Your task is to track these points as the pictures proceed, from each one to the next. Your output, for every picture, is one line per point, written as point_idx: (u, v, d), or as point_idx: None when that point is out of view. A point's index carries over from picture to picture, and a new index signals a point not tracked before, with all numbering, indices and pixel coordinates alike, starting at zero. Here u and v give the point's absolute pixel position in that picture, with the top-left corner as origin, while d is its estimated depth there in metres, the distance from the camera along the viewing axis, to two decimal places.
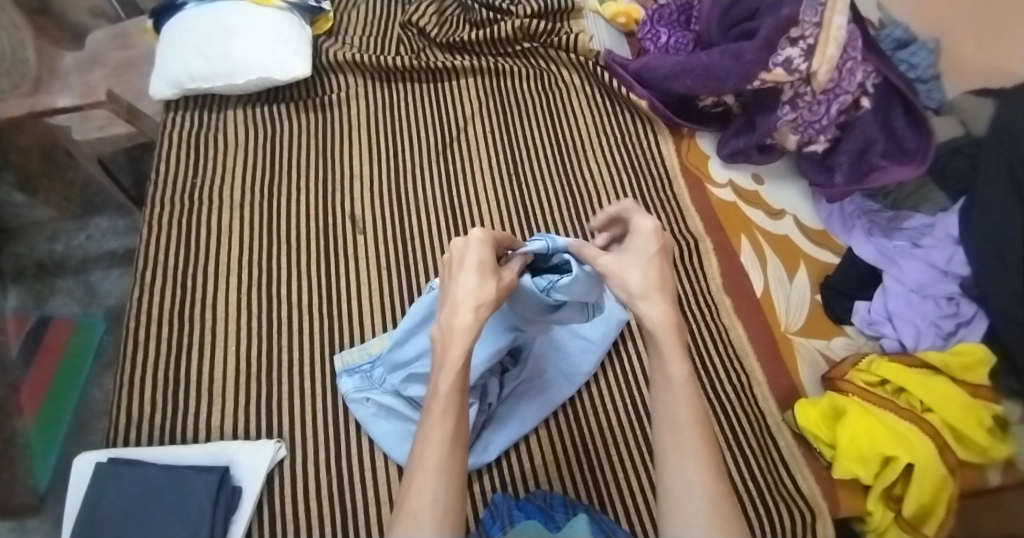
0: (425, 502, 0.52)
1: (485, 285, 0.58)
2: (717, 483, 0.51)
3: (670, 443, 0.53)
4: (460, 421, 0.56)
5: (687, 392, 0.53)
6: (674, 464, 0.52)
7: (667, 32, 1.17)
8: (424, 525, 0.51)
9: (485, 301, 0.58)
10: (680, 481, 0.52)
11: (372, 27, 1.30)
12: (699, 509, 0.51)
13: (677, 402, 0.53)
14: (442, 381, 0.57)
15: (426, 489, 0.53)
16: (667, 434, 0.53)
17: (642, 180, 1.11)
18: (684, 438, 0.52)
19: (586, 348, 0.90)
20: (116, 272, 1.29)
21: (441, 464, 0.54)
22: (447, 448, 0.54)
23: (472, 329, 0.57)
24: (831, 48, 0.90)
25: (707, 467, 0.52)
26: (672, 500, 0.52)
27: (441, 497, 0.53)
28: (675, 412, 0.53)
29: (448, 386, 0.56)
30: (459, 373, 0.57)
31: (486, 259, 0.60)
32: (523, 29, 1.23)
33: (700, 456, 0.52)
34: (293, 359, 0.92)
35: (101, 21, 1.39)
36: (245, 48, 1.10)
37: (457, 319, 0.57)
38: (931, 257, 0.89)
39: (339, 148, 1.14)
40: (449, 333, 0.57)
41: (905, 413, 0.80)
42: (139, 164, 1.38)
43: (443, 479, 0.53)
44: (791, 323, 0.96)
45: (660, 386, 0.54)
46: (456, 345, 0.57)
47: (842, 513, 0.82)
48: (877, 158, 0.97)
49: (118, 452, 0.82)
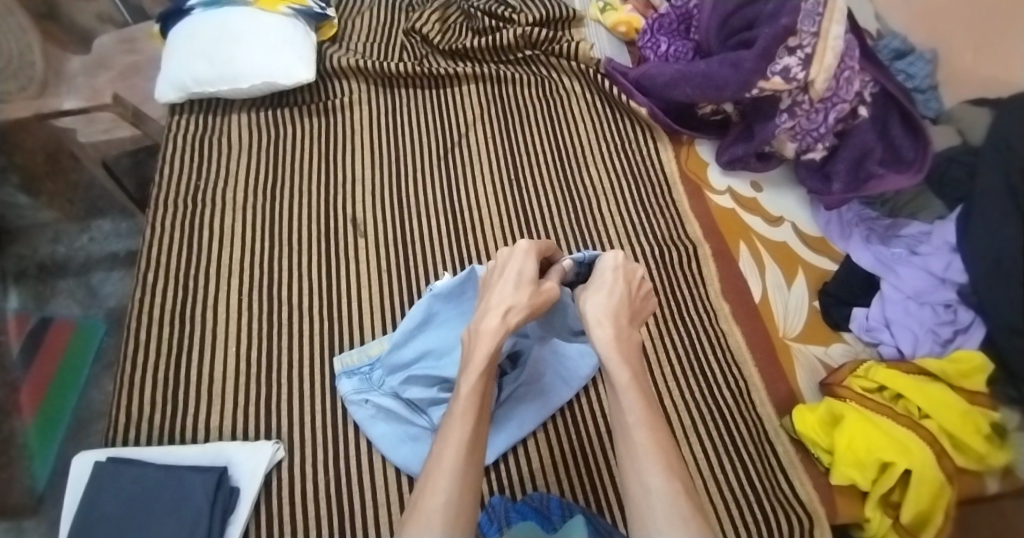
0: (437, 504, 0.55)
1: (516, 293, 0.68)
2: (672, 480, 0.57)
3: (627, 448, 0.60)
4: (478, 423, 0.61)
5: (639, 401, 0.62)
6: (632, 466, 0.59)
7: (667, 41, 1.18)
8: (435, 525, 0.54)
9: (516, 306, 0.67)
10: (639, 481, 0.58)
11: (376, 34, 1.31)
12: (656, 502, 0.56)
13: (629, 409, 0.62)
14: (465, 384, 0.63)
15: (440, 490, 0.56)
16: (625, 439, 0.61)
17: (642, 186, 1.12)
18: (636, 440, 0.59)
19: (585, 351, 0.90)
20: (118, 273, 1.30)
21: (457, 466, 0.58)
22: (465, 449, 0.59)
23: (501, 330, 0.65)
24: (829, 57, 0.92)
25: (663, 466, 0.58)
26: (635, 499, 0.57)
27: (453, 499, 0.56)
28: (627, 417, 0.61)
29: (469, 388, 0.63)
30: (482, 376, 0.63)
31: (523, 271, 0.70)
32: (525, 36, 1.24)
33: (653, 456, 0.58)
34: (293, 360, 0.92)
35: (108, 26, 1.41)
36: (249, 54, 1.11)
37: (485, 323, 0.66)
38: (929, 265, 0.89)
39: (341, 152, 1.15)
40: (476, 336, 0.66)
41: (902, 419, 0.80)
42: (143, 167, 1.39)
43: (457, 481, 0.56)
44: (790, 330, 0.96)
45: (615, 401, 0.63)
46: (483, 347, 0.65)
47: (840, 520, 0.82)
48: (874, 166, 0.98)
49: (117, 452, 0.82)
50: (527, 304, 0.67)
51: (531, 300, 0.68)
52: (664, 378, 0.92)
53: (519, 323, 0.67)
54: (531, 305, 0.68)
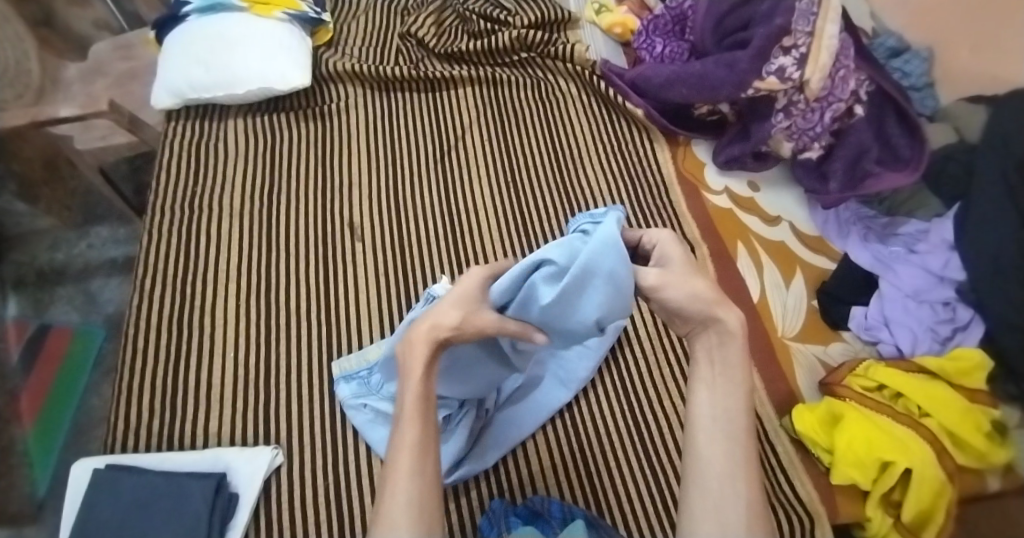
0: (399, 504, 0.51)
1: (447, 309, 0.55)
2: (757, 495, 0.51)
3: (720, 449, 0.52)
4: (426, 420, 0.55)
5: (748, 402, 0.53)
6: (722, 470, 0.51)
7: (663, 42, 1.18)
8: (402, 527, 0.51)
9: (442, 324, 0.54)
10: (716, 483, 0.51)
11: (372, 38, 1.32)
12: (739, 515, 0.50)
13: (734, 406, 0.53)
14: (407, 390, 0.55)
15: (400, 490, 0.52)
16: (719, 440, 0.52)
17: (638, 188, 1.11)
18: (737, 446, 0.52)
19: (583, 353, 0.89)
20: (116, 280, 1.30)
21: (414, 466, 0.53)
22: (418, 450, 0.53)
23: (432, 341, 0.54)
24: (824, 56, 0.92)
25: (752, 478, 0.51)
26: (704, 503, 0.51)
27: (416, 500, 0.52)
28: (734, 419, 0.52)
29: (412, 392, 0.55)
30: (423, 382, 0.55)
31: (461, 292, 0.56)
32: (520, 39, 1.24)
33: (747, 468, 0.51)
34: (290, 365, 0.92)
35: (105, 33, 1.41)
36: (245, 60, 1.11)
37: (413, 329, 0.55)
38: (927, 262, 0.90)
39: (338, 157, 1.15)
40: (408, 345, 0.55)
41: (902, 418, 0.80)
42: (141, 174, 1.39)
43: (416, 480, 0.52)
44: (788, 330, 0.95)
45: (721, 386, 0.54)
46: (417, 354, 0.54)
47: (840, 520, 0.81)
48: (870, 165, 0.98)
49: (116, 459, 0.82)
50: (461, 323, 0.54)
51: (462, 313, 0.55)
52: (663, 380, 0.92)
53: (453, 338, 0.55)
54: (463, 325, 0.54)
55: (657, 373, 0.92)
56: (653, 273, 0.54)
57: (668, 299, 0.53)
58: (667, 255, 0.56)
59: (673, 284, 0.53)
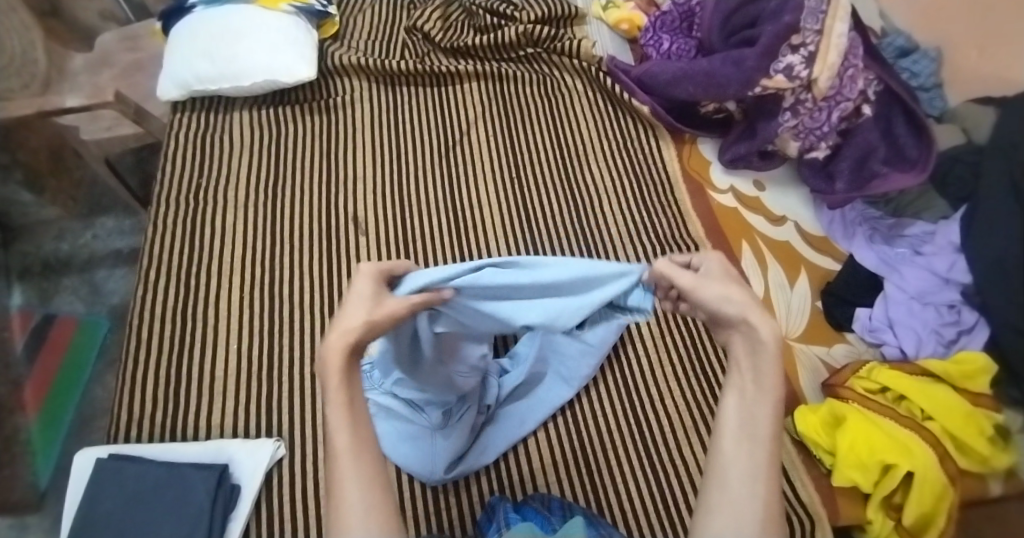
0: (350, 518, 0.47)
1: (350, 312, 0.50)
2: (776, 502, 0.49)
3: (742, 452, 0.50)
4: (358, 422, 0.50)
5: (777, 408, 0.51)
6: (741, 474, 0.49)
7: (670, 39, 1.17)
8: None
9: (352, 329, 0.50)
10: (735, 484, 0.49)
11: (377, 32, 1.31)
12: (755, 519, 0.48)
13: (762, 410, 0.51)
14: (331, 407, 0.49)
15: (352, 504, 0.47)
16: (741, 443, 0.50)
17: (643, 186, 1.11)
18: (760, 450, 0.50)
19: (585, 351, 0.87)
20: (121, 271, 1.31)
21: (359, 472, 0.48)
22: (358, 458, 0.49)
23: (347, 351, 0.49)
24: (832, 55, 0.92)
25: (772, 481, 0.49)
26: (720, 504, 0.49)
27: (370, 509, 0.47)
28: (758, 422, 0.50)
29: (336, 406, 0.49)
30: (345, 387, 0.49)
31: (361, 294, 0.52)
32: (526, 34, 1.24)
33: (769, 472, 0.49)
34: (293, 358, 0.92)
35: (111, 24, 1.41)
36: (251, 52, 1.11)
37: (322, 345, 0.49)
38: (932, 265, 0.89)
39: (343, 151, 1.14)
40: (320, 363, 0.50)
41: (905, 421, 0.79)
42: (146, 165, 1.39)
43: (363, 486, 0.48)
44: (792, 330, 0.95)
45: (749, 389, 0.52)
46: (333, 368, 0.49)
47: (841, 522, 0.81)
48: (877, 165, 0.97)
49: (119, 449, 0.83)
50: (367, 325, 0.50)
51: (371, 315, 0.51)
52: (665, 379, 0.92)
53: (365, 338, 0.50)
54: (372, 324, 0.50)
55: (660, 372, 0.92)
56: (689, 279, 0.53)
57: (703, 304, 0.53)
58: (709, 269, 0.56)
59: (709, 292, 0.52)
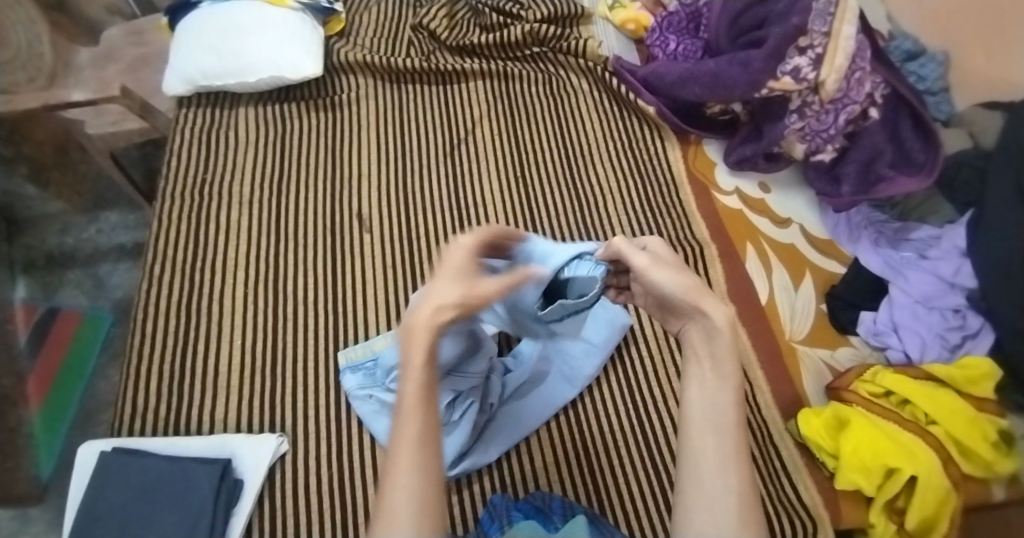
0: (401, 503, 0.47)
1: (447, 287, 0.52)
2: (749, 488, 0.50)
3: (709, 442, 0.51)
4: (430, 412, 0.51)
5: (737, 395, 0.53)
6: (713, 465, 0.51)
7: (676, 40, 1.17)
8: (403, 528, 0.46)
9: (447, 302, 0.51)
10: (708, 475, 0.50)
11: (383, 29, 1.31)
12: (732, 509, 0.49)
13: (723, 399, 0.53)
14: (409, 379, 0.50)
15: (402, 487, 0.47)
16: (706, 432, 0.52)
17: (649, 186, 1.11)
18: (727, 439, 0.51)
19: (588, 351, 0.90)
20: (125, 265, 1.33)
21: (416, 461, 0.48)
22: (419, 443, 0.49)
23: (434, 325, 0.51)
24: (840, 57, 0.91)
25: (742, 467, 0.51)
26: (698, 499, 0.50)
27: (417, 498, 0.47)
28: (723, 411, 0.52)
29: (412, 384, 0.50)
30: (425, 373, 0.50)
31: (463, 265, 0.54)
32: (533, 33, 1.24)
33: (738, 459, 0.51)
34: (297, 354, 0.92)
35: (118, 18, 1.42)
36: (257, 48, 1.11)
37: (415, 314, 0.51)
38: (937, 269, 0.90)
39: (348, 148, 1.14)
40: (407, 332, 0.51)
41: (909, 424, 0.79)
42: (151, 160, 1.40)
43: (419, 475, 0.48)
44: (796, 332, 0.95)
45: (711, 381, 0.54)
46: (418, 343, 0.50)
47: (843, 525, 0.81)
48: (884, 168, 0.97)
49: (122, 443, 0.82)
50: (459, 301, 0.52)
51: (466, 296, 0.52)
52: (669, 381, 0.91)
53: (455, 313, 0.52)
54: (465, 301, 0.52)
55: (663, 374, 0.92)
56: (643, 257, 0.58)
57: (654, 285, 0.57)
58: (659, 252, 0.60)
59: (660, 269, 0.57)
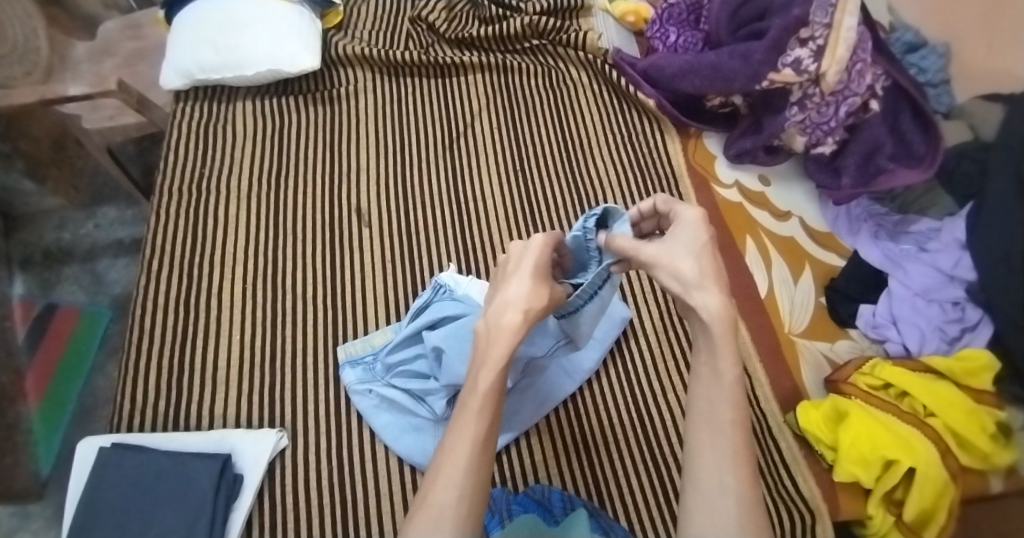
0: (451, 499, 0.50)
1: (536, 289, 0.57)
2: (750, 490, 0.51)
3: (707, 442, 0.53)
4: (494, 418, 0.54)
5: (733, 394, 0.54)
6: (708, 463, 0.52)
7: (677, 31, 1.17)
8: (448, 524, 0.49)
9: (535, 305, 0.57)
10: (708, 478, 0.51)
11: (382, 22, 1.30)
12: (731, 509, 0.50)
13: (721, 401, 0.53)
14: (481, 378, 0.54)
15: (453, 484, 0.51)
16: (705, 433, 0.53)
17: (649, 179, 1.11)
18: (722, 438, 0.52)
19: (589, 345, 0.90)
20: (123, 261, 1.30)
21: (468, 462, 0.52)
22: (479, 445, 0.52)
23: (522, 328, 0.55)
24: (841, 49, 0.90)
25: (742, 470, 0.51)
26: (697, 502, 0.51)
27: (465, 497, 0.50)
28: (718, 411, 0.53)
29: (487, 383, 0.54)
30: (498, 376, 0.54)
31: (544, 267, 0.59)
32: (532, 25, 1.23)
33: (736, 461, 0.51)
34: (297, 349, 0.92)
35: (114, 12, 1.39)
36: (255, 41, 1.11)
37: (503, 315, 0.56)
38: (936, 261, 0.89)
39: (346, 144, 1.14)
40: (491, 330, 0.56)
41: (907, 417, 0.79)
42: (148, 155, 1.40)
43: (470, 477, 0.51)
44: (795, 325, 0.95)
45: (707, 382, 0.55)
46: (500, 343, 0.55)
47: (841, 517, 0.81)
48: (884, 161, 0.96)
49: (121, 438, 0.83)
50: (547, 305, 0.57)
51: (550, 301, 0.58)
52: (667, 374, 0.91)
53: (539, 317, 0.57)
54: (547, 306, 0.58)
55: (661, 368, 0.92)
56: (650, 249, 0.58)
57: (659, 270, 0.57)
58: (681, 230, 0.59)
59: (662, 264, 0.56)
